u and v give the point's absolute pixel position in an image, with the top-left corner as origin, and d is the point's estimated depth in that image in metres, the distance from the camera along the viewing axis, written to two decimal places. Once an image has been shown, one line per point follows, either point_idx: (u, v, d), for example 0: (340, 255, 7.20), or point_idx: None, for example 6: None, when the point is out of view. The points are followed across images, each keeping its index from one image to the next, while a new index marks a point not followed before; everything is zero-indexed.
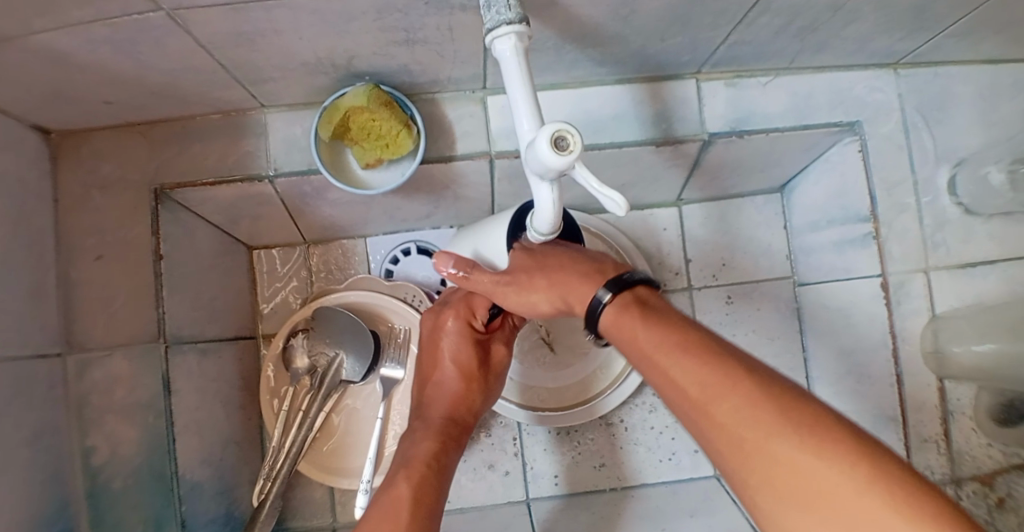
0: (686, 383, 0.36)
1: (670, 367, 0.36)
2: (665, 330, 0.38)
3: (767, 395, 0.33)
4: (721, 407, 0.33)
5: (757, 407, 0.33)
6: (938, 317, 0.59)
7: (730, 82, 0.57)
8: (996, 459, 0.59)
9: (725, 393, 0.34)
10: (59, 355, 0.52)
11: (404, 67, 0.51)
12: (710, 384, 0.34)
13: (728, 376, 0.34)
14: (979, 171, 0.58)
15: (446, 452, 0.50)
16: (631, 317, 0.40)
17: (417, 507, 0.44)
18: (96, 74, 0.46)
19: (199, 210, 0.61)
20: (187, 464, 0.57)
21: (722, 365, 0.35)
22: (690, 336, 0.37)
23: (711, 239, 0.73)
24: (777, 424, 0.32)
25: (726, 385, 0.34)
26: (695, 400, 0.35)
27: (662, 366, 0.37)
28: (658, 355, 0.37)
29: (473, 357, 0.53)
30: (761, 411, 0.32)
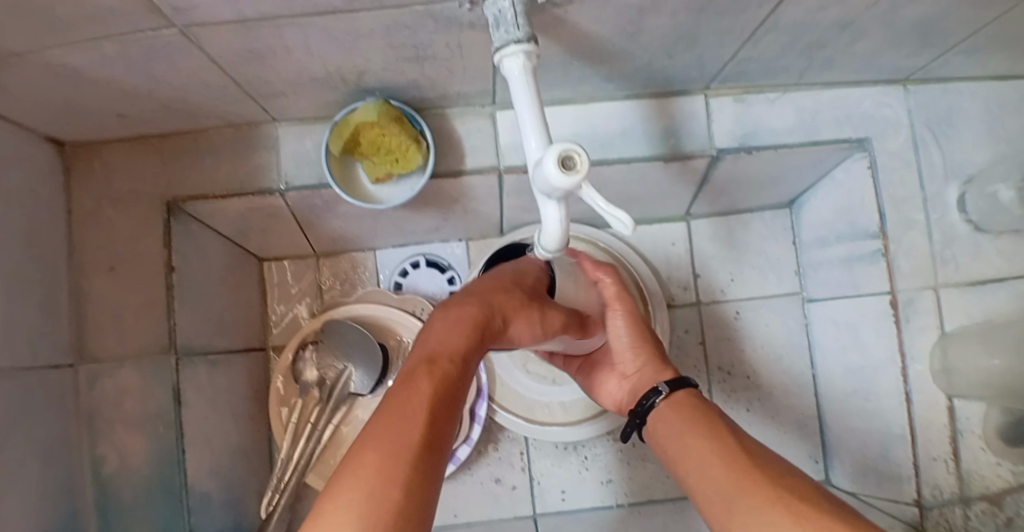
0: (710, 468, 0.41)
1: (698, 452, 0.42)
2: (698, 422, 0.45)
3: (782, 488, 0.37)
4: (734, 488, 0.39)
5: (766, 494, 0.37)
6: (947, 334, 0.59)
7: (738, 97, 0.57)
8: (1005, 478, 0.57)
9: (742, 482, 0.39)
10: (71, 366, 0.53)
11: (414, 83, 0.51)
12: (734, 477, 0.39)
13: (749, 471, 0.39)
14: (988, 189, 0.58)
15: (478, 351, 0.42)
16: (673, 412, 0.47)
17: (429, 441, 0.35)
18: (109, 89, 0.47)
19: (212, 222, 0.61)
20: (197, 475, 0.57)
21: (743, 459, 0.41)
22: (721, 434, 0.43)
23: (719, 254, 0.73)
24: (785, 509, 0.35)
25: (746, 477, 0.39)
26: (721, 488, 0.39)
27: (690, 447, 0.43)
28: (687, 436, 0.44)
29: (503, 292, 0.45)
30: (777, 495, 0.36)
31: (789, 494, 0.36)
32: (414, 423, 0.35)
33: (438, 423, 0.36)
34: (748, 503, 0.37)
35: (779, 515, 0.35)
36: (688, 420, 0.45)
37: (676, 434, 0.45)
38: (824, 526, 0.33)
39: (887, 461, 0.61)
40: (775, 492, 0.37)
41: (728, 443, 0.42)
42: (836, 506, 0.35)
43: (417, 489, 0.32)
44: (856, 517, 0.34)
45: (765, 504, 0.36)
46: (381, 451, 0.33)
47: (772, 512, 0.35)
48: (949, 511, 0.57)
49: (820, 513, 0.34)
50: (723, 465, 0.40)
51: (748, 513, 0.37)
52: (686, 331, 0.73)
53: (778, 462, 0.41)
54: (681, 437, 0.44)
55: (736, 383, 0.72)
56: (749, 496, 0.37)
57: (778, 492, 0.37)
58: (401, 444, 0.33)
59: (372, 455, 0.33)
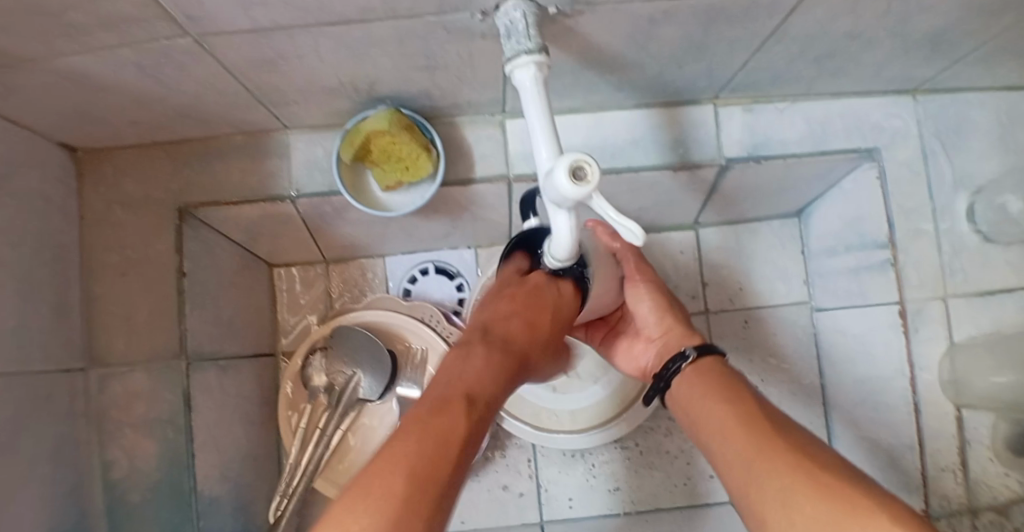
0: (731, 431, 0.41)
1: (719, 413, 0.43)
2: (722, 387, 0.45)
3: (802, 453, 0.37)
4: (754, 451, 0.39)
5: (785, 458, 0.37)
6: (955, 345, 0.59)
7: (747, 107, 0.57)
8: (1012, 489, 0.57)
9: (762, 445, 0.39)
10: (81, 370, 0.53)
11: (425, 91, 0.52)
12: (752, 440, 0.40)
13: (770, 436, 0.39)
14: (997, 200, 0.59)
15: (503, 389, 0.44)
16: (698, 375, 0.47)
17: (443, 460, 0.35)
18: (124, 96, 0.47)
19: (222, 228, 0.62)
20: (206, 479, 0.58)
21: (765, 425, 0.41)
22: (744, 400, 0.44)
23: (727, 263, 0.73)
24: (804, 473, 0.36)
25: (766, 441, 0.39)
26: (737, 452, 0.40)
27: (713, 410, 0.43)
28: (710, 400, 0.44)
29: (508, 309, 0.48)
30: (798, 458, 0.37)
31: (809, 459, 0.37)
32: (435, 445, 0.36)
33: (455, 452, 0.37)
34: (767, 465, 0.37)
35: (798, 478, 0.35)
36: (713, 385, 0.46)
37: (699, 396, 0.46)
38: (842, 491, 0.34)
39: (895, 472, 0.61)
40: (795, 458, 0.37)
41: (751, 410, 0.42)
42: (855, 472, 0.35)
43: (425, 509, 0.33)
44: (872, 485, 0.34)
45: (784, 466, 0.37)
46: (394, 467, 0.34)
47: (791, 475, 0.36)
48: (957, 521, 0.58)
49: (841, 478, 0.35)
50: (743, 429, 0.41)
51: (766, 473, 0.37)
52: None
53: (797, 430, 0.41)
54: (704, 400, 0.45)
55: None
56: (768, 459, 0.38)
57: (799, 457, 0.37)
58: (420, 465, 0.34)
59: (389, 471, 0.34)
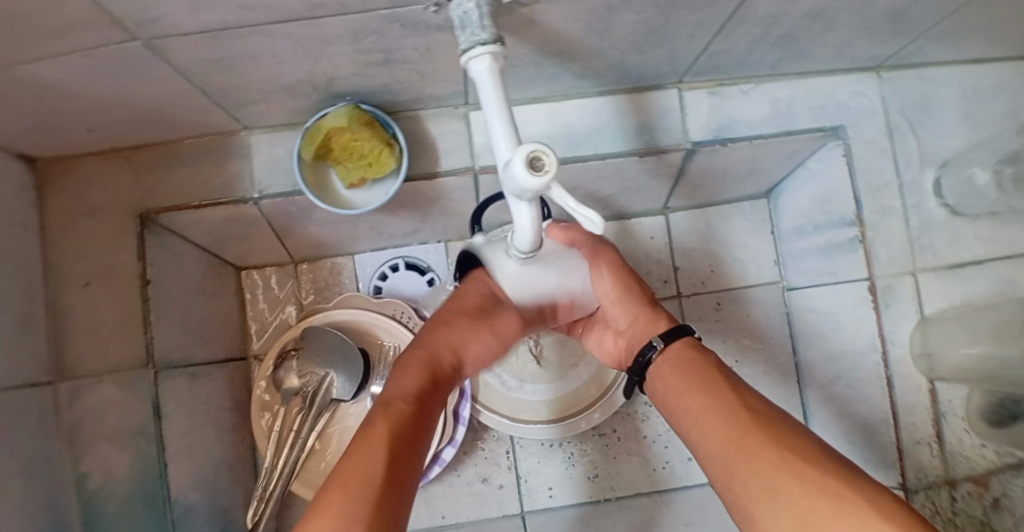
0: (713, 427, 0.40)
1: (699, 404, 0.42)
2: (699, 375, 0.43)
3: (784, 443, 0.37)
4: (739, 447, 0.38)
5: (769, 453, 0.37)
6: (926, 320, 0.59)
7: (712, 90, 0.57)
8: (989, 459, 0.58)
9: (745, 441, 0.38)
10: (50, 383, 0.52)
11: (386, 87, 0.51)
12: (736, 434, 0.39)
13: (752, 427, 0.38)
14: (965, 173, 0.59)
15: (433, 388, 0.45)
16: (674, 361, 0.46)
17: (389, 473, 0.36)
18: (77, 103, 0.46)
19: (187, 233, 0.61)
20: (182, 488, 0.57)
21: (744, 412, 0.40)
22: (721, 385, 0.42)
23: (700, 246, 0.73)
24: (791, 470, 0.35)
25: (749, 434, 0.38)
26: (722, 446, 0.39)
27: (693, 404, 0.42)
28: (688, 392, 0.43)
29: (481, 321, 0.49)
30: (784, 453, 0.36)
31: (790, 450, 0.36)
32: (372, 456, 0.37)
33: (398, 460, 0.38)
34: (753, 463, 0.37)
35: (785, 477, 0.35)
36: (690, 372, 0.44)
37: (677, 387, 0.44)
38: (831, 489, 0.33)
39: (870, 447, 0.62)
40: (780, 453, 0.36)
41: (730, 399, 0.41)
42: (839, 460, 0.35)
43: (382, 524, 0.34)
44: (858, 473, 0.34)
45: (770, 465, 0.36)
46: (348, 492, 0.34)
47: (779, 474, 0.35)
48: (935, 493, 0.57)
49: (828, 473, 0.34)
50: (725, 420, 0.40)
51: (754, 473, 0.36)
52: None
53: (779, 410, 0.40)
54: (681, 390, 0.43)
55: None
56: (753, 456, 0.37)
57: (784, 450, 0.36)
58: (364, 476, 0.35)
59: (339, 496, 0.34)
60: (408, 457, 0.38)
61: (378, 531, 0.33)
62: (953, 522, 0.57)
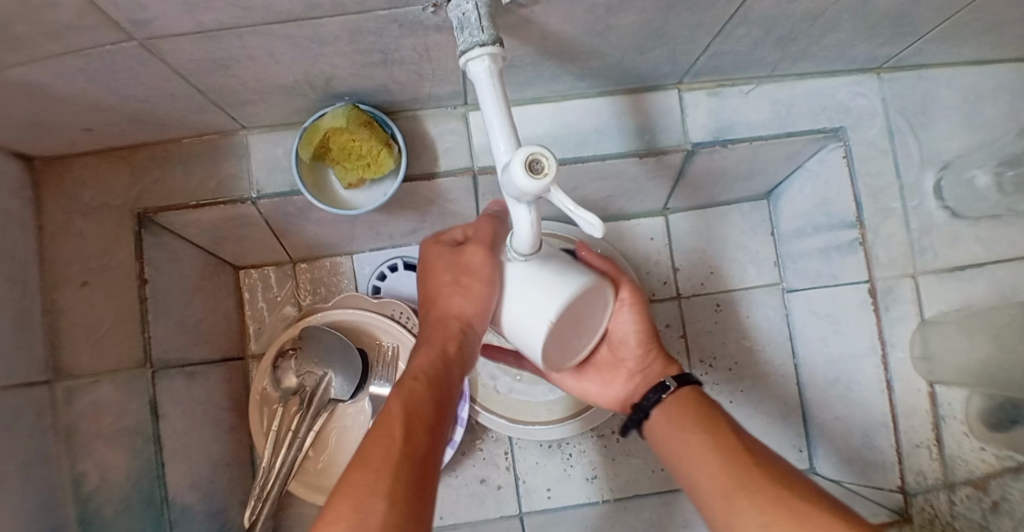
0: (712, 464, 0.41)
1: (699, 448, 0.43)
2: (699, 417, 0.44)
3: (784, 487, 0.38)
4: (737, 485, 0.39)
5: (766, 493, 0.38)
6: (925, 323, 0.59)
7: (712, 91, 0.57)
8: (989, 463, 0.56)
9: (744, 479, 0.39)
10: (46, 383, 0.51)
11: (384, 87, 0.51)
12: (735, 478, 0.40)
13: (750, 467, 0.40)
14: (965, 175, 0.58)
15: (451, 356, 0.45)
16: (674, 404, 0.46)
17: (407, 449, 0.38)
18: (73, 103, 0.46)
19: (185, 233, 0.61)
20: (178, 488, 0.57)
21: (743, 455, 0.41)
22: (719, 427, 0.43)
23: (699, 247, 0.73)
24: (788, 512, 0.36)
25: (747, 475, 0.40)
26: (722, 489, 0.40)
27: (692, 441, 0.43)
28: (688, 429, 0.44)
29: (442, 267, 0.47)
30: (782, 495, 0.37)
31: (789, 493, 0.38)
32: (388, 435, 0.39)
33: (416, 437, 0.40)
34: (751, 502, 0.38)
35: (783, 519, 0.36)
36: (689, 415, 0.45)
37: (676, 430, 0.45)
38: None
39: (870, 450, 0.61)
40: (778, 495, 0.38)
41: (729, 441, 0.42)
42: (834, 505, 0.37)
43: (400, 494, 0.36)
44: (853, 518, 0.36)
45: (768, 505, 0.37)
46: (369, 473, 0.37)
47: (777, 515, 0.37)
48: (933, 496, 0.57)
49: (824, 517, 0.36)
50: (723, 463, 0.41)
51: (752, 512, 0.38)
52: (668, 325, 0.72)
53: (773, 453, 0.42)
54: (682, 432, 0.44)
55: (719, 376, 0.72)
56: (752, 495, 0.38)
57: (781, 492, 0.38)
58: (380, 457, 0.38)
59: (363, 479, 0.37)
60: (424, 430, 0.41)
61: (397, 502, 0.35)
62: (951, 526, 0.55)
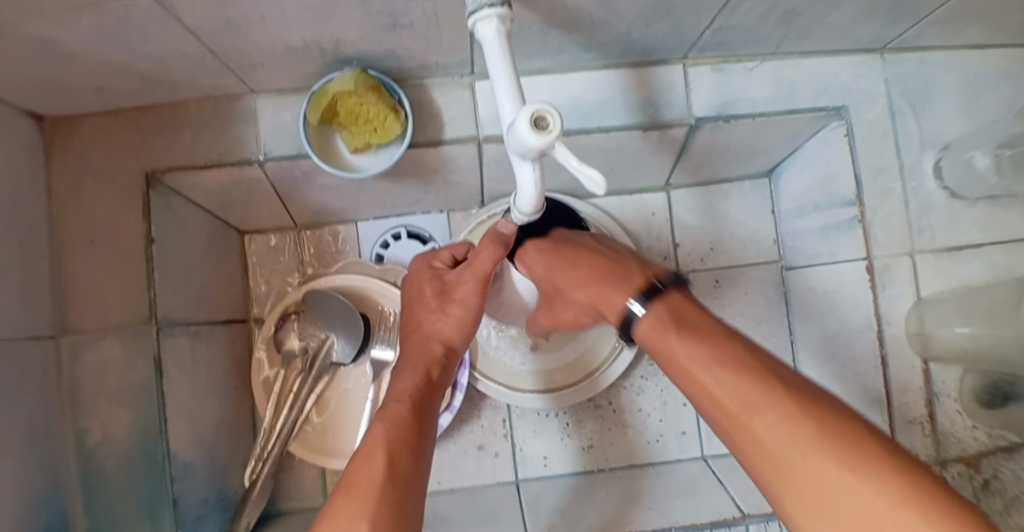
0: (723, 388, 0.36)
1: (704, 374, 0.38)
2: (699, 339, 0.39)
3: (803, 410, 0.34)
4: (758, 407, 0.35)
5: (786, 413, 0.34)
6: (922, 301, 0.60)
7: (716, 67, 0.57)
8: (981, 441, 0.59)
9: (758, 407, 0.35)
10: (52, 338, 0.53)
11: (391, 53, 0.51)
12: (746, 403, 0.35)
13: (767, 387, 0.35)
14: (963, 156, 0.58)
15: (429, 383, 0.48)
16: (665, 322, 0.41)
17: (394, 475, 0.39)
18: (86, 61, 0.47)
19: (192, 195, 0.61)
20: (179, 445, 0.57)
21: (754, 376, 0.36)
22: (725, 347, 0.38)
23: (700, 224, 0.74)
24: (813, 436, 0.32)
25: (764, 397, 0.35)
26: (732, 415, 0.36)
27: (700, 364, 0.38)
28: (695, 349, 0.38)
29: (428, 289, 0.53)
30: (805, 425, 0.33)
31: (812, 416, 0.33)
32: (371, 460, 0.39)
33: (399, 462, 0.40)
34: (768, 431, 0.34)
35: (805, 445, 0.33)
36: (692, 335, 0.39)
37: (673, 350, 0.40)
38: (860, 454, 0.31)
39: None
40: (801, 421, 0.33)
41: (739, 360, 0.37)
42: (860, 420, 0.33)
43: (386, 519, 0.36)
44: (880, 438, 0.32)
45: (793, 441, 0.33)
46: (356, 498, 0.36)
47: (798, 440, 0.33)
48: None
49: (851, 437, 0.32)
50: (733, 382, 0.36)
51: (774, 445, 0.33)
52: None
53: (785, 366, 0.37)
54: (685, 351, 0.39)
55: None
56: (771, 424, 0.34)
57: (803, 411, 0.33)
58: (366, 481, 0.37)
59: (346, 504, 0.36)
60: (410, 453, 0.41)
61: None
62: None
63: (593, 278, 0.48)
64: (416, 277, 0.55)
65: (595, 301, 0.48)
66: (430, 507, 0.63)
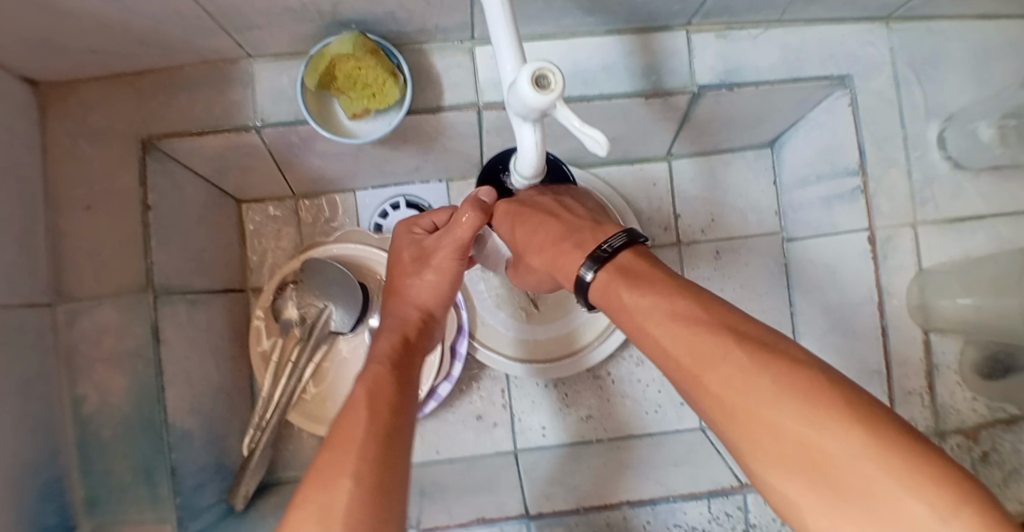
0: (680, 343, 0.37)
1: (654, 332, 0.39)
2: (648, 296, 0.40)
3: (750, 353, 0.34)
4: (712, 358, 0.35)
5: (739, 361, 0.34)
6: (924, 272, 0.59)
7: (721, 33, 0.56)
8: (980, 413, 0.59)
9: (707, 357, 0.35)
10: (48, 305, 0.53)
11: (391, 15, 0.50)
12: (696, 352, 0.36)
13: (719, 337, 0.35)
14: (968, 127, 0.58)
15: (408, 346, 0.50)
16: (616, 280, 0.43)
17: (377, 430, 0.40)
18: (80, 22, 0.46)
19: (188, 162, 0.61)
20: (178, 412, 0.56)
21: (703, 326, 0.37)
22: (674, 300, 0.39)
23: (702, 195, 0.73)
24: (764, 381, 0.32)
25: (716, 348, 0.35)
26: (687, 368, 0.36)
27: (658, 321, 0.39)
28: (653, 307, 0.39)
29: (408, 256, 0.54)
30: (753, 371, 0.33)
31: (761, 359, 0.33)
32: (353, 417, 0.41)
33: (382, 419, 0.41)
34: (718, 378, 0.34)
35: (757, 392, 0.33)
36: (643, 293, 0.40)
37: (627, 308, 0.41)
38: (809, 394, 0.31)
39: None
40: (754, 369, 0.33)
41: (689, 314, 0.38)
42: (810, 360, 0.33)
43: (370, 472, 0.37)
44: (830, 375, 0.32)
45: (743, 390, 0.33)
46: (339, 453, 0.38)
47: (746, 381, 0.33)
48: None
49: (801, 378, 0.32)
50: (685, 335, 0.37)
51: (727, 395, 0.34)
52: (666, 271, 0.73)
53: (739, 312, 0.38)
54: (638, 309, 0.40)
55: None
56: (723, 373, 0.34)
57: (755, 358, 0.34)
58: (347, 439, 0.39)
59: (330, 458, 0.38)
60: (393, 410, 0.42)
61: (365, 488, 0.36)
62: None
63: (550, 242, 0.49)
64: (397, 244, 0.56)
65: (550, 267, 0.49)
66: (429, 476, 0.64)
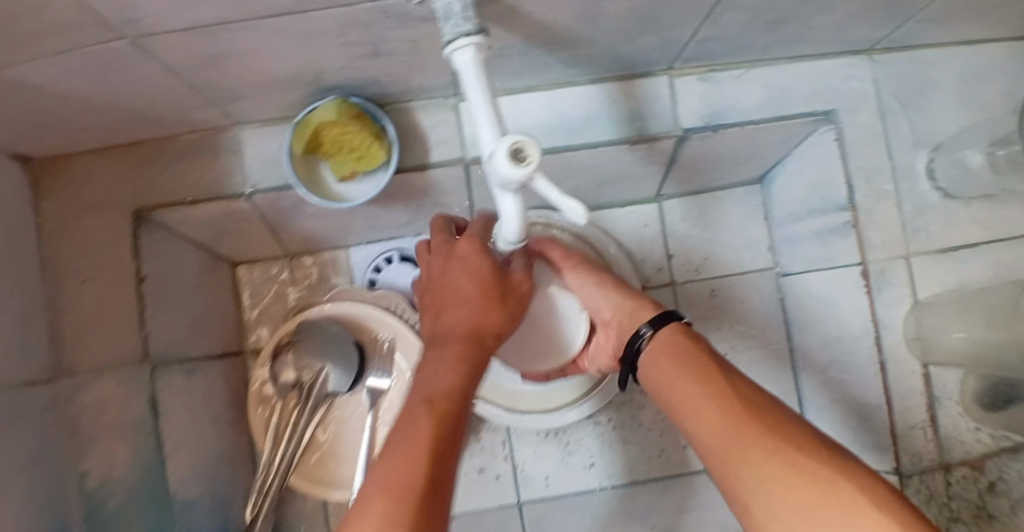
0: (710, 422, 0.38)
1: (696, 400, 0.40)
2: (683, 362, 0.42)
3: (773, 423, 0.36)
4: (739, 438, 0.36)
5: (761, 439, 0.36)
6: (919, 304, 0.59)
7: (703, 76, 0.57)
8: (985, 443, 0.58)
9: (740, 426, 0.37)
10: (48, 381, 0.51)
11: (374, 80, 0.51)
12: (726, 418, 0.38)
13: (746, 417, 0.37)
14: (957, 155, 0.59)
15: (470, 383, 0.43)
16: (661, 346, 0.45)
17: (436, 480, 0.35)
18: (67, 105, 0.46)
19: (180, 229, 0.61)
20: (178, 482, 0.58)
21: (734, 400, 0.39)
22: (709, 367, 0.41)
23: (694, 232, 0.73)
24: (782, 453, 0.34)
25: (742, 424, 0.37)
26: (721, 441, 0.37)
27: (693, 404, 0.40)
28: (684, 387, 0.41)
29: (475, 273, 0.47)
30: (774, 444, 0.35)
31: (782, 435, 0.35)
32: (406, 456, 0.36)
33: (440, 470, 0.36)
34: (746, 449, 0.36)
35: (781, 467, 0.34)
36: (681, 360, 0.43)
37: (665, 373, 0.43)
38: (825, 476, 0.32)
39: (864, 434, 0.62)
40: (776, 439, 0.35)
41: (721, 384, 0.40)
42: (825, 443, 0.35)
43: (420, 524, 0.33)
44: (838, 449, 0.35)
45: (765, 461, 0.35)
46: (393, 501, 0.33)
47: (772, 459, 0.34)
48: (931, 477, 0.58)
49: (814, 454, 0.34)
50: (722, 409, 0.38)
51: (755, 465, 0.35)
52: None
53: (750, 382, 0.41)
54: (673, 380, 0.42)
55: None
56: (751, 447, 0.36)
57: (772, 441, 0.35)
58: (400, 484, 0.34)
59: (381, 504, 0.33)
60: (449, 458, 0.37)
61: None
62: (949, 506, 0.58)
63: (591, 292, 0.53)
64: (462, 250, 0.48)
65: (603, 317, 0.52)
66: None
